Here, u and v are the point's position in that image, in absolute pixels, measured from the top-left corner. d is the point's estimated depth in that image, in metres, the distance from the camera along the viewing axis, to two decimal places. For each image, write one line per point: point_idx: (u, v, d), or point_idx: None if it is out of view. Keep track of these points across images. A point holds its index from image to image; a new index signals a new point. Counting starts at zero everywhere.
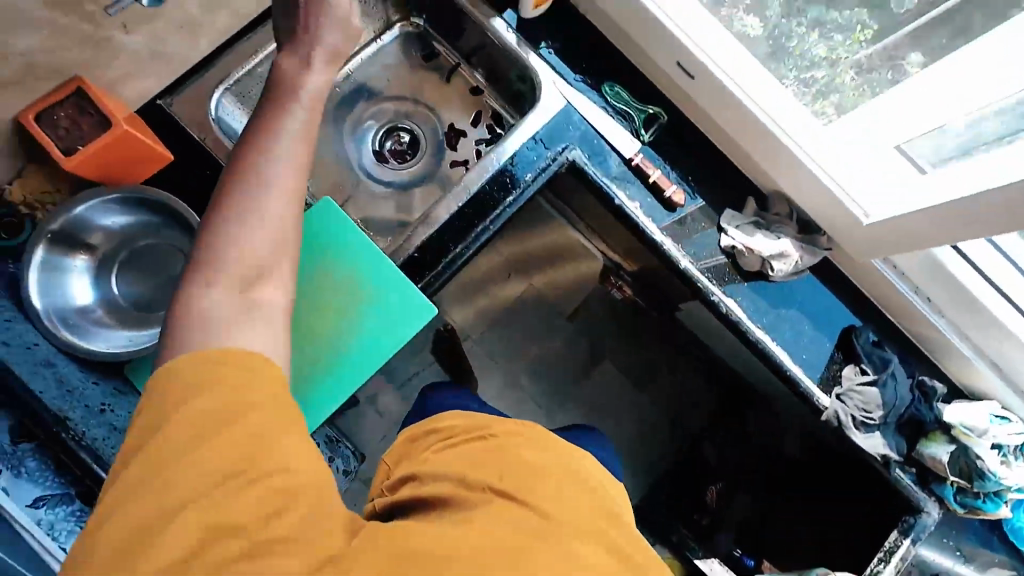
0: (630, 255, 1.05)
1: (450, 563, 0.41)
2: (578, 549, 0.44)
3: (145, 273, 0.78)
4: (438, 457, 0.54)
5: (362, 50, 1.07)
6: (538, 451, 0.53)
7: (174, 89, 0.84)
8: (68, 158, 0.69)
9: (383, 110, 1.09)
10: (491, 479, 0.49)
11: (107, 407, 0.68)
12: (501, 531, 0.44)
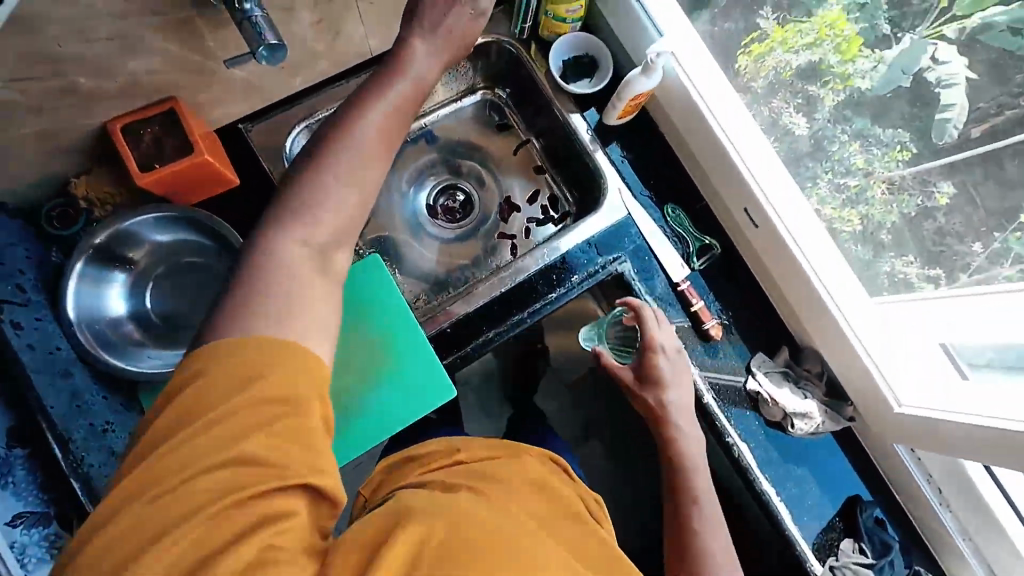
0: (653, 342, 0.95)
1: (425, 534, 0.45)
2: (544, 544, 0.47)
3: (181, 291, 0.77)
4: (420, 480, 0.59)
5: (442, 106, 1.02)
6: (509, 473, 0.59)
7: (257, 117, 0.85)
8: (141, 175, 0.69)
9: (441, 167, 1.03)
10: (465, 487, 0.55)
11: (109, 428, 0.66)
12: (474, 515, 0.49)
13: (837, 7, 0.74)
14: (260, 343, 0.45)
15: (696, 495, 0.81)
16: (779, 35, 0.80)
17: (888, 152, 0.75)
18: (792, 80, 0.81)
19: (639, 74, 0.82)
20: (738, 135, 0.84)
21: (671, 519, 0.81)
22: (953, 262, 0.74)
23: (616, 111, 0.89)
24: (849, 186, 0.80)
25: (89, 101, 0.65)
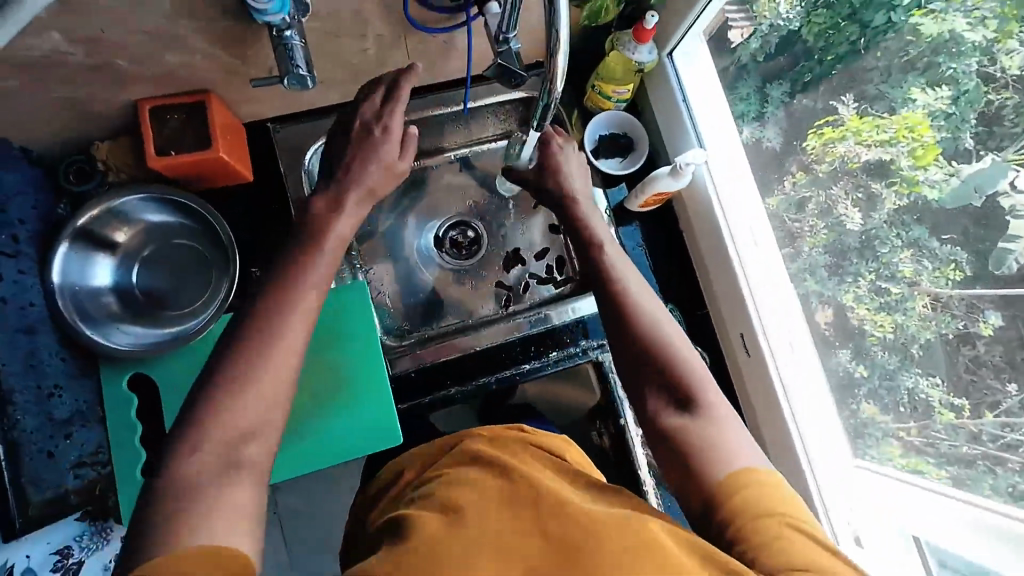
0: None
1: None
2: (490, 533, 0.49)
3: (168, 268, 0.80)
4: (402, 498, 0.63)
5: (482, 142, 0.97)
6: (473, 472, 0.60)
7: (289, 120, 0.85)
8: (153, 158, 0.71)
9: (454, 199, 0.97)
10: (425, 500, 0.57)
11: (55, 393, 0.68)
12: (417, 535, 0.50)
13: (923, 108, 0.65)
14: (172, 568, 0.43)
15: (660, 325, 0.67)
16: (856, 125, 0.71)
17: (942, 267, 0.66)
18: (858, 172, 0.72)
19: (666, 174, 0.80)
20: (748, 255, 0.83)
21: (626, 356, 0.66)
22: (982, 396, 0.63)
23: (638, 200, 0.87)
24: (889, 292, 0.70)
25: (127, 79, 0.67)
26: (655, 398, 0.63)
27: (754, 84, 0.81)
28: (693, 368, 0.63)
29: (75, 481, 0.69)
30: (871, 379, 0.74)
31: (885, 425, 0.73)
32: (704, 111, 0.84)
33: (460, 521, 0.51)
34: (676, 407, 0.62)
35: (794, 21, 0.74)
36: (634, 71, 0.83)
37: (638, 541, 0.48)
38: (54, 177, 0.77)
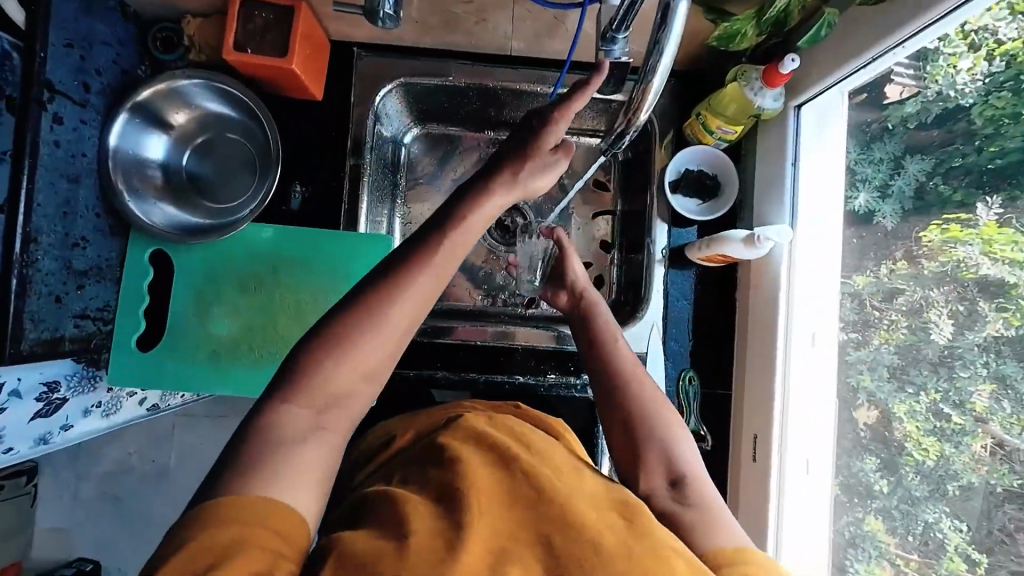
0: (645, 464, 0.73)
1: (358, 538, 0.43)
2: (488, 524, 0.44)
3: (217, 160, 0.81)
4: (387, 467, 0.59)
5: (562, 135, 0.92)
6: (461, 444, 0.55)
7: (372, 48, 0.81)
8: (231, 52, 0.69)
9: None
10: (415, 472, 0.52)
11: (80, 244, 0.71)
12: (416, 507, 0.46)
13: None
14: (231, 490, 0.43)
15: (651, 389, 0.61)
16: (989, 233, 0.59)
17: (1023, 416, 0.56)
18: (968, 283, 0.60)
19: (742, 238, 0.70)
20: (798, 355, 0.72)
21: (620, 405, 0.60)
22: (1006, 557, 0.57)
23: (699, 254, 0.78)
24: (948, 418, 0.61)
25: None
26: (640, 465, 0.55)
27: (891, 150, 0.67)
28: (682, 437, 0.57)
29: (73, 330, 0.71)
30: (890, 497, 0.66)
31: (886, 546, 0.66)
32: (813, 181, 0.73)
33: (452, 509, 0.45)
34: (669, 470, 0.55)
35: (968, 97, 0.59)
36: (748, 114, 0.73)
37: (641, 555, 0.42)
38: (144, 43, 0.79)
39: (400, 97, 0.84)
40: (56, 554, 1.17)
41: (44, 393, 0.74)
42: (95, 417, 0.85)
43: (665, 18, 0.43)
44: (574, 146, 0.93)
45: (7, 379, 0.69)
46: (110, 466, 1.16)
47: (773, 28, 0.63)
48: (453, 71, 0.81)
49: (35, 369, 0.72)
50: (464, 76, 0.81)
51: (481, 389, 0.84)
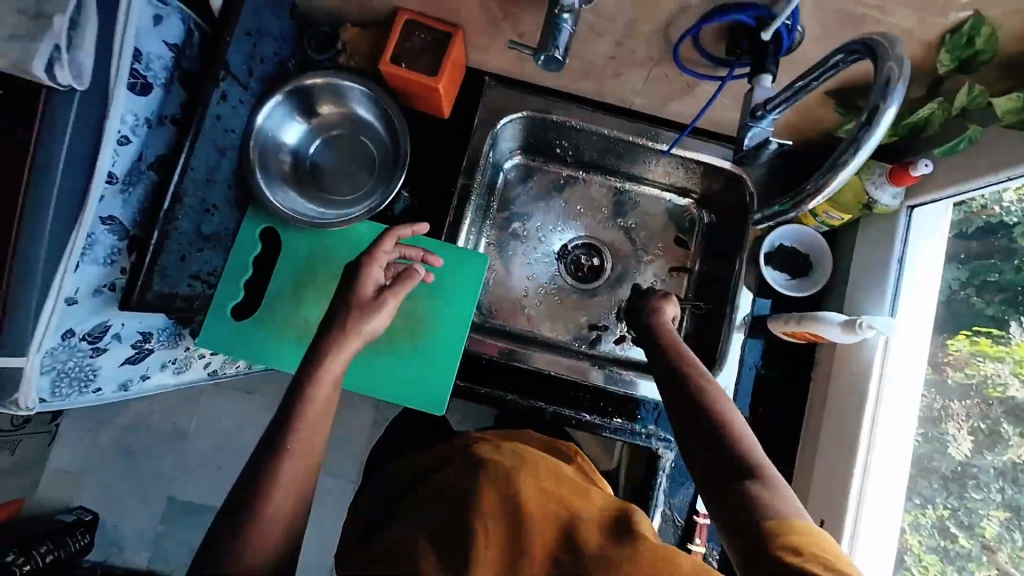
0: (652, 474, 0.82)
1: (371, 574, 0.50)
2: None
3: (343, 153, 0.86)
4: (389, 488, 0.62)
5: (651, 189, 0.96)
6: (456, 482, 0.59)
7: (501, 79, 0.87)
8: (387, 63, 0.75)
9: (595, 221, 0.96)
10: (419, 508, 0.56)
11: (211, 211, 0.75)
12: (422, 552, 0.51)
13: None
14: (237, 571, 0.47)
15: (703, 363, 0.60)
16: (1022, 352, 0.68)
17: None
18: (993, 400, 0.70)
19: (838, 322, 0.71)
20: (878, 449, 0.72)
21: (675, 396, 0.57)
22: None
23: (785, 327, 0.79)
24: (956, 538, 0.69)
25: None
26: (693, 427, 0.54)
27: (950, 248, 0.73)
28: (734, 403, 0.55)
29: (186, 289, 0.75)
30: None
31: None
32: (919, 279, 0.73)
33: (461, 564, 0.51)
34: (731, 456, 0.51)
35: (1013, 215, 0.67)
36: (860, 205, 0.74)
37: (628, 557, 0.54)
38: (300, 39, 0.85)
39: (517, 126, 0.89)
40: (61, 498, 1.17)
41: (137, 341, 0.78)
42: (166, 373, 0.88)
43: (873, 119, 0.47)
44: (662, 201, 0.96)
45: (116, 323, 0.73)
46: (133, 420, 1.18)
47: (907, 131, 0.67)
48: (576, 114, 0.86)
49: (138, 318, 0.76)
50: (586, 121, 0.86)
51: (547, 417, 0.84)
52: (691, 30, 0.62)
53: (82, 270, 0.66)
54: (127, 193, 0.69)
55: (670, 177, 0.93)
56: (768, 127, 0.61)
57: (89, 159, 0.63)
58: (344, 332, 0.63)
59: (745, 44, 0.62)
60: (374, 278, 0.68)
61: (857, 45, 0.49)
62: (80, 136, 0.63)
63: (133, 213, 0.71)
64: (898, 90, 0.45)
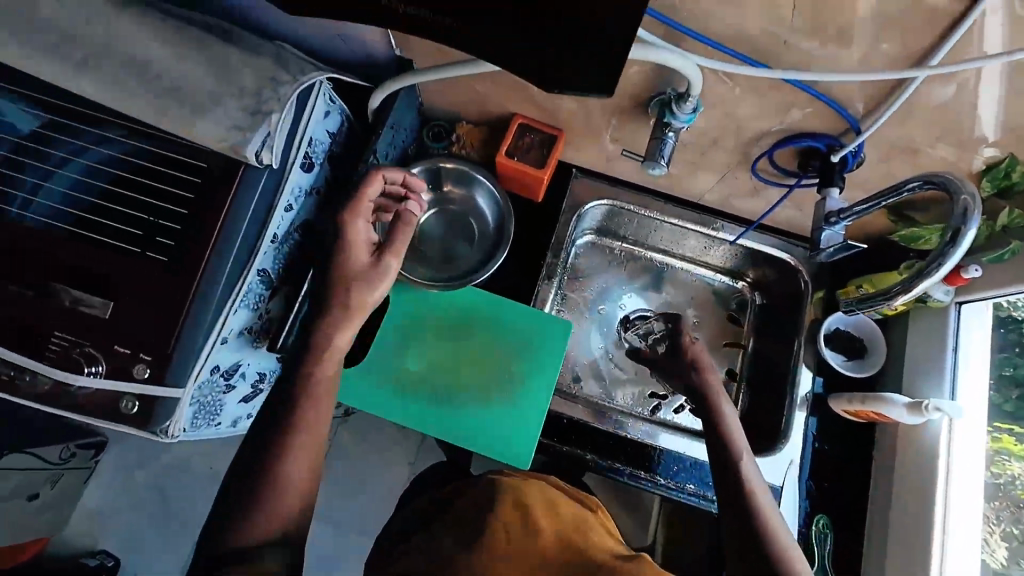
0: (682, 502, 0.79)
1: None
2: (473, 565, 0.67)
3: (447, 224, 0.98)
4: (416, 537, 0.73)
5: (704, 272, 1.07)
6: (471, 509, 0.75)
7: (586, 171, 1.01)
8: (503, 156, 0.89)
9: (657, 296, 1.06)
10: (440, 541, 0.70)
11: (340, 269, 0.87)
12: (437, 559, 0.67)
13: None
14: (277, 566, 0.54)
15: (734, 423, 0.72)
16: None
17: None
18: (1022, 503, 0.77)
19: (903, 403, 0.79)
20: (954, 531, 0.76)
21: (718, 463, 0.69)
22: None
23: (848, 405, 0.87)
24: None
25: (527, 101, 0.86)
26: (725, 480, 0.67)
27: (999, 339, 0.81)
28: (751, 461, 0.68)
29: (311, 335, 0.85)
30: None
31: None
32: (972, 368, 0.81)
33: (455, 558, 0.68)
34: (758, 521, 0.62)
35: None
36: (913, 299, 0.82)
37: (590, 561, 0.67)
38: (422, 131, 1.01)
39: (598, 211, 1.02)
40: (89, 537, 1.23)
41: (252, 380, 0.87)
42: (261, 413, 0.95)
43: (956, 238, 0.57)
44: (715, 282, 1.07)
45: (246, 361, 0.83)
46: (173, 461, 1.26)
47: None
48: (652, 205, 0.99)
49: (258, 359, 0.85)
50: (659, 211, 0.99)
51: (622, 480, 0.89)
52: (769, 150, 0.76)
53: (238, 313, 0.77)
54: (280, 251, 0.82)
55: (721, 262, 1.05)
56: (838, 230, 0.73)
57: (261, 224, 0.76)
58: (343, 310, 0.71)
59: (816, 163, 0.74)
60: (363, 230, 0.74)
61: (930, 178, 0.60)
62: (259, 205, 0.75)
63: (279, 267, 0.83)
64: (977, 216, 0.56)
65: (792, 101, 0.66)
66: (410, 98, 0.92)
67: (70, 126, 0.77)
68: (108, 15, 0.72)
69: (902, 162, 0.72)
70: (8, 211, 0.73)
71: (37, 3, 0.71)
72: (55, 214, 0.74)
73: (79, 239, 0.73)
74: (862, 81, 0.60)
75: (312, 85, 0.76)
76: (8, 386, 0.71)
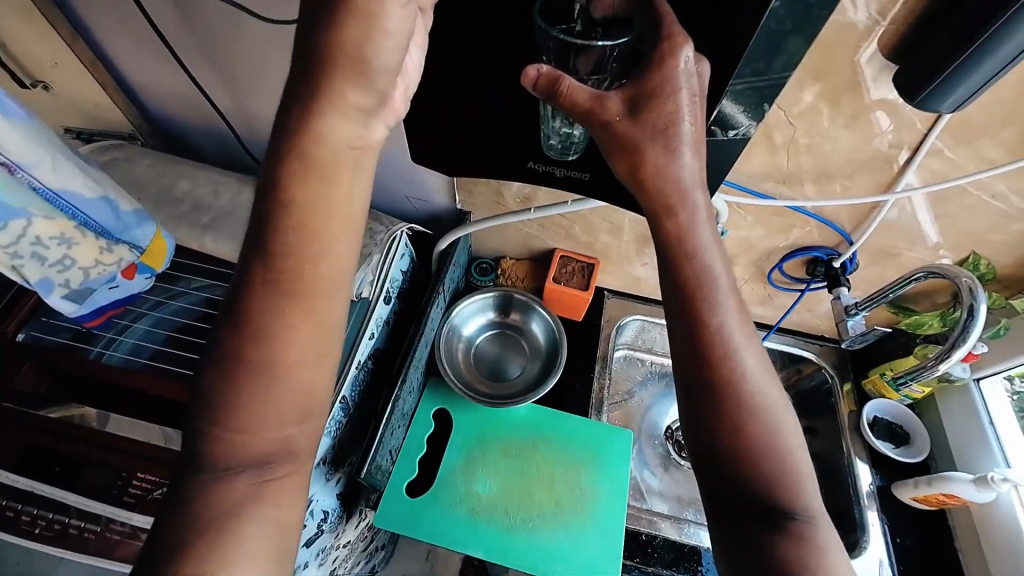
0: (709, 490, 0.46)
1: None
2: None
3: (501, 344, 1.06)
4: None
5: None
6: None
7: (615, 293, 1.14)
8: (551, 283, 1.02)
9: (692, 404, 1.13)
10: None
11: (409, 390, 0.90)
12: None
13: None
14: None
15: (749, 374, 0.46)
16: None
17: None
18: None
19: (971, 479, 0.82)
20: None
21: (702, 427, 0.46)
22: None
23: (915, 491, 0.88)
24: None
25: (568, 237, 1.02)
26: (718, 458, 0.46)
27: None
28: (787, 435, 0.46)
29: (383, 460, 0.84)
30: None
31: None
32: (1014, 440, 0.87)
33: None
34: (769, 490, 0.44)
35: None
36: (936, 379, 0.92)
37: None
38: (468, 269, 1.13)
39: (631, 327, 1.14)
40: None
41: (320, 521, 0.80)
42: (319, 566, 0.85)
43: (972, 314, 0.71)
44: None
45: (317, 497, 0.77)
46: None
47: None
48: None
49: (327, 492, 0.80)
50: None
51: None
52: (779, 262, 0.92)
53: (321, 441, 0.76)
54: (360, 377, 0.85)
55: None
56: (858, 319, 0.91)
57: (348, 351, 0.81)
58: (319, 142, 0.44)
59: (820, 269, 0.90)
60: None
61: (931, 270, 0.76)
62: (349, 333, 0.82)
63: (355, 391, 0.85)
64: (981, 293, 0.71)
65: (794, 222, 0.84)
66: (467, 241, 1.04)
67: (173, 276, 0.83)
68: (232, 189, 0.87)
69: (889, 264, 0.88)
70: (90, 350, 0.75)
71: (175, 182, 0.88)
72: (138, 350, 0.76)
73: (160, 375, 0.74)
74: (848, 205, 0.78)
75: (396, 235, 0.90)
76: (77, 543, 0.70)
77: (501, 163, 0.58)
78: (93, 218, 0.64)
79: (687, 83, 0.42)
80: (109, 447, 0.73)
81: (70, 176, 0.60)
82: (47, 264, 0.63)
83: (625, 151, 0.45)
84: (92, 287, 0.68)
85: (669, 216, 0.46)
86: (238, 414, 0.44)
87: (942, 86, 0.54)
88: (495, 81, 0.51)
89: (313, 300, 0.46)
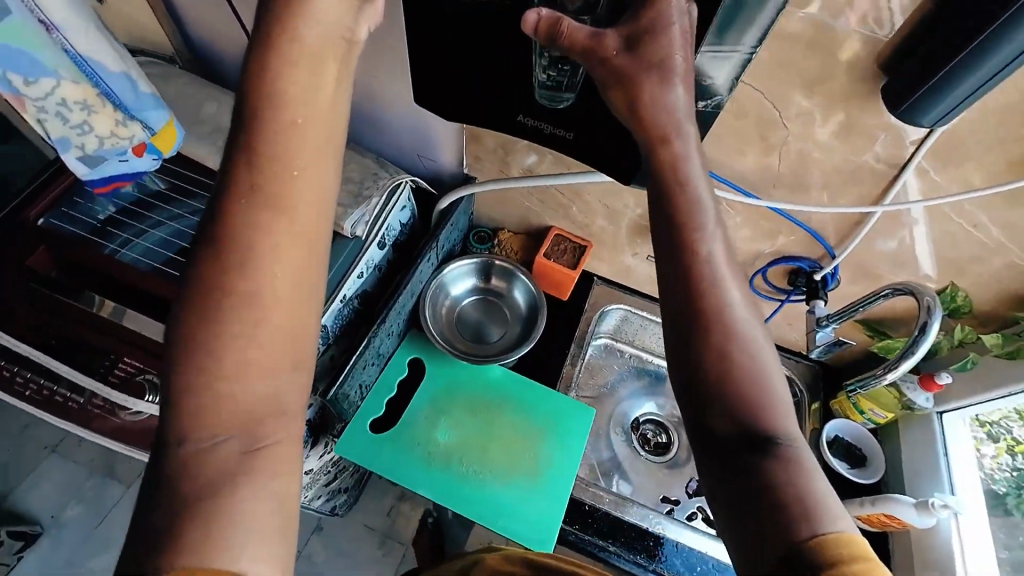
0: (693, 415, 0.47)
1: None
2: None
3: (485, 311, 1.10)
4: None
5: None
6: None
7: (604, 279, 1.16)
8: (541, 258, 1.06)
9: (663, 403, 1.15)
10: None
11: (389, 333, 0.95)
12: None
13: None
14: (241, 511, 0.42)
15: (734, 306, 0.47)
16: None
17: None
18: None
19: (911, 502, 0.83)
20: None
21: (682, 356, 0.48)
22: None
23: (860, 510, 0.89)
24: None
25: (564, 216, 1.05)
26: (699, 384, 0.46)
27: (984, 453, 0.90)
28: (768, 365, 0.46)
29: (353, 394, 0.89)
30: None
31: None
32: (964, 475, 0.88)
33: None
34: (750, 416, 0.44)
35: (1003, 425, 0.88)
36: (899, 406, 0.93)
37: None
38: (467, 235, 1.17)
39: (615, 317, 1.16)
40: None
41: None
42: None
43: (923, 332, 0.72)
44: None
45: None
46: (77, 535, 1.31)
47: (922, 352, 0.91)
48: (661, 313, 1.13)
49: None
50: None
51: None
52: (763, 268, 0.94)
53: None
54: (345, 312, 0.90)
55: None
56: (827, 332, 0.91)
57: (335, 284, 0.86)
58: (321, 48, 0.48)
59: (801, 280, 0.92)
60: None
61: (898, 286, 0.77)
62: (340, 265, 0.87)
63: (337, 321, 0.88)
64: (937, 312, 0.72)
65: (781, 228, 0.86)
66: (468, 205, 1.08)
67: (188, 191, 0.87)
68: None
69: (872, 284, 0.89)
70: (106, 246, 0.81)
71: (203, 103, 0.93)
72: (149, 254, 0.81)
73: (165, 278, 0.80)
74: (834, 215, 0.80)
75: (399, 183, 0.94)
76: (60, 408, 0.79)
77: (494, 117, 0.63)
78: (115, 91, 0.69)
79: (678, 19, 0.47)
80: (118, 336, 0.79)
81: (101, 47, 0.66)
82: (68, 125, 0.69)
83: (622, 85, 0.48)
84: (105, 156, 0.74)
85: (664, 145, 0.49)
86: (209, 312, 0.43)
87: (933, 94, 0.55)
88: (476, 65, 0.57)
89: (306, 207, 0.47)
